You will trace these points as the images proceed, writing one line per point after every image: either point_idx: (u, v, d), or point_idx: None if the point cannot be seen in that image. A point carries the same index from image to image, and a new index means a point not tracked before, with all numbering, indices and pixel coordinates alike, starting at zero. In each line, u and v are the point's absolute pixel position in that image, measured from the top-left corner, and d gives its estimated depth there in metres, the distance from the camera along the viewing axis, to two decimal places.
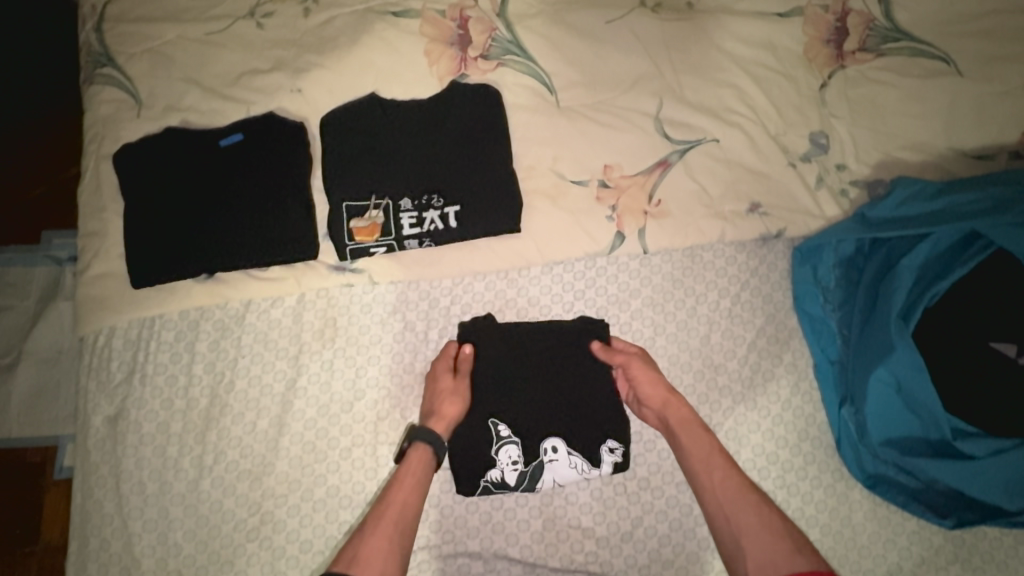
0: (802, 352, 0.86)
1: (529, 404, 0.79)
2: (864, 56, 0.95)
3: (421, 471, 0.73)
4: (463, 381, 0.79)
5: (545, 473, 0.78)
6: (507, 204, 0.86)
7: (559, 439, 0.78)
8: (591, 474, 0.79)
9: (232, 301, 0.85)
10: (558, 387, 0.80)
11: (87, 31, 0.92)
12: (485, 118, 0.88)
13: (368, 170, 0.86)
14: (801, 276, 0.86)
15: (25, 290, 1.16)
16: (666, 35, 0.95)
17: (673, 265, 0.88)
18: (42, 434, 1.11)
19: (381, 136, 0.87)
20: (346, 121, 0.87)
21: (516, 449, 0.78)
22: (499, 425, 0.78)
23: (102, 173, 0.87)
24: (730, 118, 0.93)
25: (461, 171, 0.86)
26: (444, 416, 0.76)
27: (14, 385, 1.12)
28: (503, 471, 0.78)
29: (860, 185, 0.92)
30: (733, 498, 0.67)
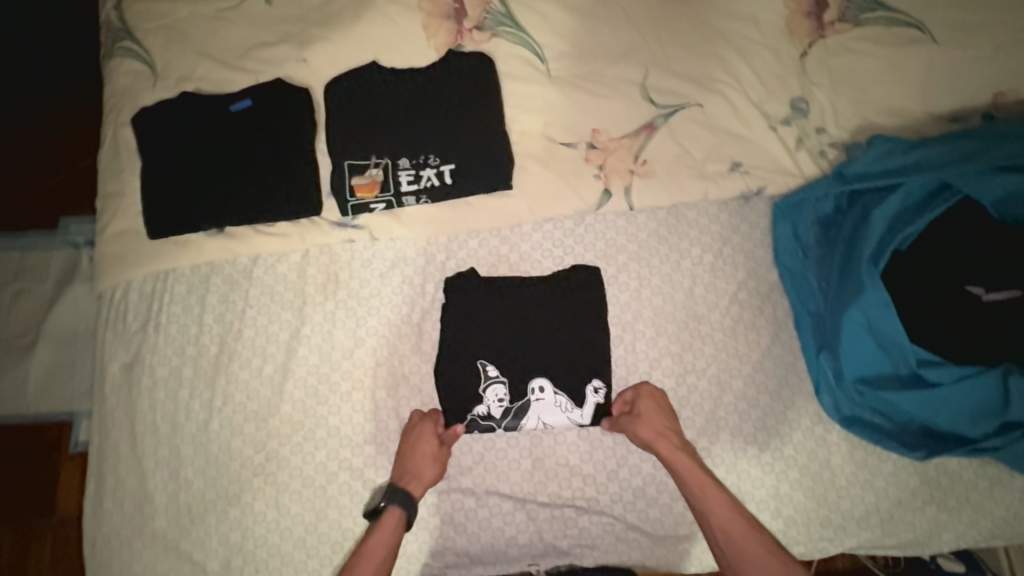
0: (782, 303, 0.89)
1: (520, 348, 0.84)
2: (842, 26, 0.99)
3: (395, 536, 0.76)
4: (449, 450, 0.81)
5: (530, 410, 0.82)
6: (499, 165, 0.91)
7: (545, 380, 0.83)
8: (575, 414, 0.82)
9: (240, 257, 0.90)
10: (546, 335, 0.84)
11: (107, 9, 0.98)
12: (478, 83, 0.94)
13: (369, 131, 0.91)
14: (781, 231, 0.90)
15: (45, 273, 1.25)
16: (651, 9, 1.00)
17: (658, 223, 0.92)
18: (59, 408, 1.20)
19: (381, 101, 0.92)
20: (349, 86, 0.93)
21: (502, 388, 0.83)
22: (488, 366, 0.83)
23: (121, 137, 0.93)
24: (712, 85, 0.98)
25: (456, 133, 0.91)
26: (423, 480, 0.79)
27: (33, 361, 1.21)
28: (490, 407, 0.82)
29: (838, 147, 0.96)
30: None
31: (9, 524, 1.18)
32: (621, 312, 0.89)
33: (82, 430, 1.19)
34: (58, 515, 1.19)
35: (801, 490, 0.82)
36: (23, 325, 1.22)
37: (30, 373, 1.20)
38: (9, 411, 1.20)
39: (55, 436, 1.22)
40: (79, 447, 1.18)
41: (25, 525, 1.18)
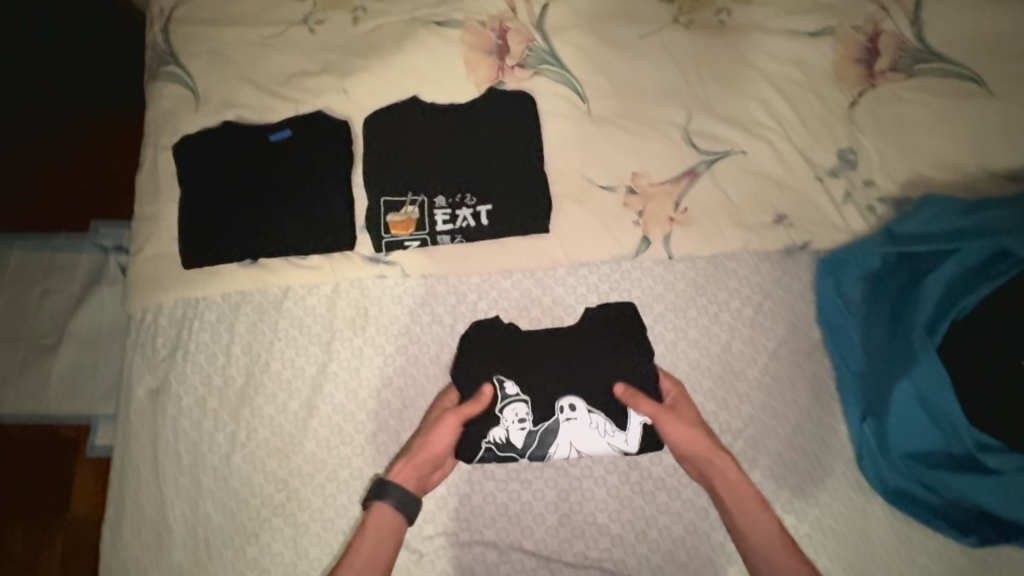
0: (824, 363, 0.85)
1: (546, 369, 0.81)
2: (894, 76, 0.97)
3: (377, 520, 0.74)
4: (438, 422, 0.78)
5: (559, 432, 0.79)
6: (535, 208, 0.89)
7: (578, 398, 0.80)
8: (617, 438, 0.80)
9: (271, 287, 0.89)
10: (578, 358, 0.81)
11: (154, 31, 0.99)
12: (518, 121, 0.92)
13: (407, 167, 0.90)
14: (824, 288, 0.87)
15: (72, 273, 1.31)
16: (697, 50, 0.98)
17: (697, 272, 0.89)
18: (77, 412, 1.25)
19: (421, 136, 0.92)
20: (389, 119, 0.92)
21: (524, 407, 0.79)
22: (507, 382, 0.80)
23: (160, 161, 0.93)
24: (758, 131, 0.95)
25: (494, 172, 0.90)
26: (408, 458, 0.77)
27: (54, 361, 1.26)
28: (509, 430, 0.79)
29: (887, 201, 0.92)
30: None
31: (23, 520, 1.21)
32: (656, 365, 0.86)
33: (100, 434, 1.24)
34: (69, 519, 1.22)
35: (840, 564, 0.78)
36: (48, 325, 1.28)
37: (51, 373, 1.25)
38: (29, 411, 1.24)
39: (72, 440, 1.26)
40: (94, 451, 1.23)
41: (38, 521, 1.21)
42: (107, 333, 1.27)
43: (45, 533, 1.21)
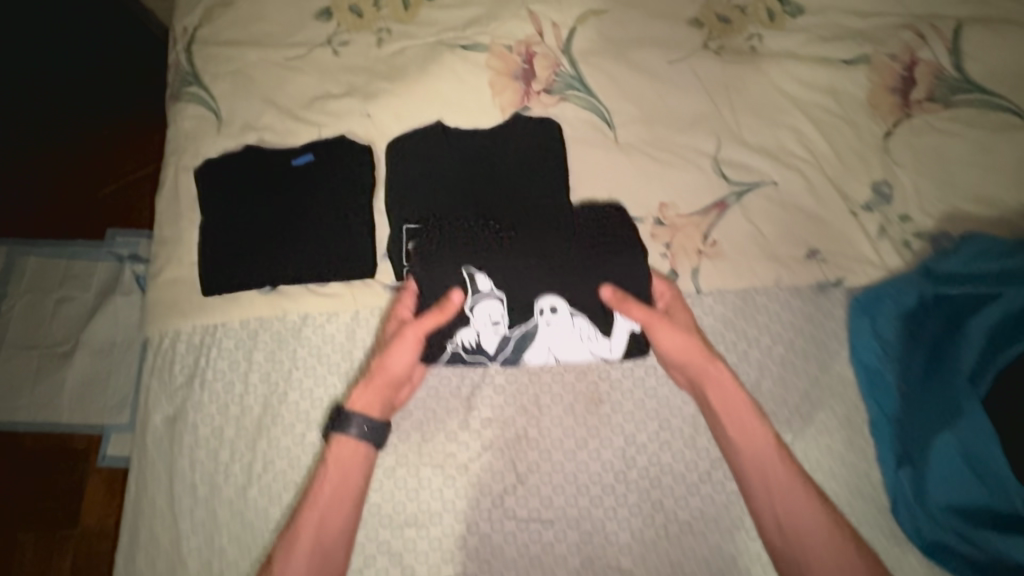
0: (858, 407, 0.82)
1: (526, 241, 0.83)
2: (930, 106, 0.94)
3: (340, 456, 0.76)
4: (400, 338, 0.78)
5: (538, 335, 0.81)
6: (564, 232, 0.84)
7: (559, 300, 0.81)
8: (602, 347, 0.82)
9: (290, 314, 0.88)
10: (556, 254, 0.82)
11: (177, 51, 0.99)
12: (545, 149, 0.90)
13: (430, 190, 0.88)
14: (859, 327, 0.84)
15: (88, 282, 1.34)
16: (728, 76, 0.96)
17: (726, 307, 0.87)
18: (89, 422, 1.26)
19: (443, 159, 0.90)
20: (412, 142, 0.91)
21: (500, 311, 0.80)
22: (476, 275, 0.80)
23: (181, 184, 0.92)
24: (790, 162, 0.93)
25: (519, 197, 0.87)
26: (372, 380, 0.79)
27: (68, 371, 1.28)
28: (484, 333, 0.81)
29: (924, 237, 0.89)
30: (795, 514, 0.72)
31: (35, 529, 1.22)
32: (683, 403, 0.84)
33: (113, 444, 1.24)
34: (79, 530, 1.22)
35: None
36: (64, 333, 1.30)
37: (66, 381, 1.27)
38: (41, 421, 1.26)
39: (84, 450, 1.26)
40: (105, 461, 1.24)
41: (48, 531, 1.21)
42: (121, 342, 1.29)
43: (54, 543, 1.21)
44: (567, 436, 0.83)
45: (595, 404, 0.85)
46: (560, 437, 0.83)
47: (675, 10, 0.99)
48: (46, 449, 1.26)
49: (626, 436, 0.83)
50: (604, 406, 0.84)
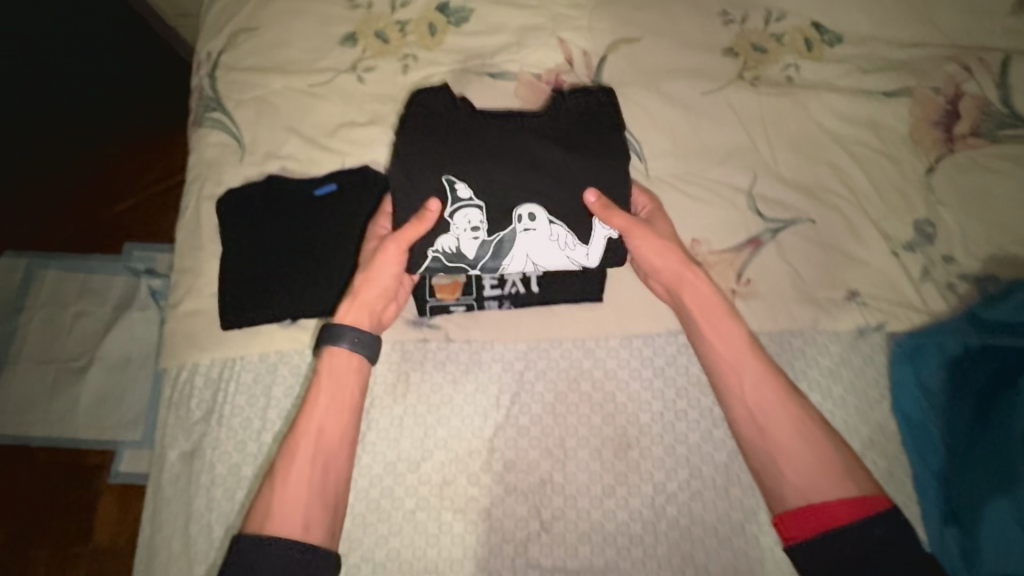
0: (899, 460, 0.79)
1: (507, 163, 0.80)
2: (976, 141, 0.90)
3: (332, 370, 0.77)
4: (382, 255, 0.78)
5: (517, 242, 0.79)
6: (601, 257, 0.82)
7: (538, 208, 0.79)
8: (577, 252, 0.80)
9: (310, 348, 0.86)
10: (542, 172, 0.80)
11: (202, 76, 0.97)
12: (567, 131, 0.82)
13: (446, 172, 0.79)
14: (900, 374, 0.81)
15: (105, 294, 1.32)
16: (763, 108, 0.93)
17: (761, 350, 0.83)
18: (103, 437, 1.24)
19: (457, 137, 0.81)
20: (420, 119, 0.83)
21: (479, 213, 0.79)
22: (458, 183, 0.79)
23: (202, 213, 0.91)
24: (827, 198, 0.89)
25: (540, 181, 0.80)
26: (359, 296, 0.79)
27: (83, 386, 1.25)
28: (462, 239, 0.79)
29: (970, 280, 0.85)
30: (769, 411, 0.74)
31: (48, 547, 1.20)
32: (716, 451, 0.81)
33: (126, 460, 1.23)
34: (92, 546, 1.21)
35: None
36: (78, 348, 1.28)
37: (81, 396, 1.25)
38: (54, 435, 1.23)
39: (99, 465, 1.25)
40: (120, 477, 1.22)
41: (61, 548, 1.20)
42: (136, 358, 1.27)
43: (68, 560, 1.19)
44: (593, 482, 0.80)
45: (622, 449, 0.81)
46: (587, 483, 0.80)
47: (708, 39, 0.96)
48: (61, 464, 1.25)
49: (655, 484, 0.80)
50: (633, 451, 0.81)
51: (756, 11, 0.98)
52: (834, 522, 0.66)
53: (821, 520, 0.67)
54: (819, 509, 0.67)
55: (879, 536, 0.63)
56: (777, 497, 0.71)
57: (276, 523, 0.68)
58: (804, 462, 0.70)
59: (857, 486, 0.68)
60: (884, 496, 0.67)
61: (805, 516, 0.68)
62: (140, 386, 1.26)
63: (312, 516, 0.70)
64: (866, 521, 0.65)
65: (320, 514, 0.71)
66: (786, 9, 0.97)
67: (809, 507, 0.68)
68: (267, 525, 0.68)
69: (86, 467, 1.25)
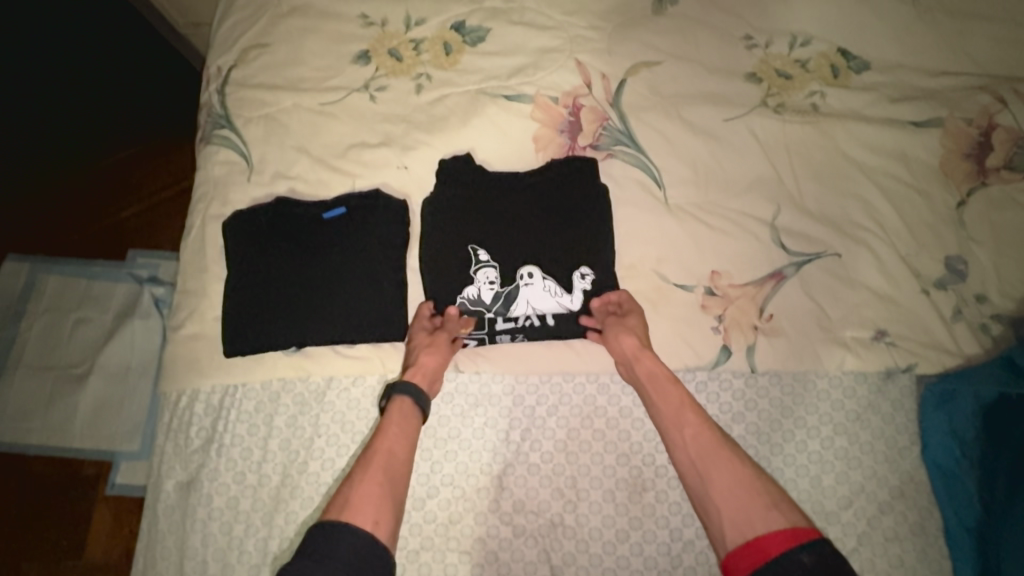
0: (931, 512, 0.75)
1: (527, 225, 0.85)
2: (1010, 175, 0.86)
3: (402, 421, 0.74)
4: (442, 338, 0.80)
5: (519, 295, 0.83)
6: (597, 274, 0.84)
7: (535, 266, 0.84)
8: (564, 299, 0.83)
9: (314, 376, 0.83)
10: (557, 235, 0.85)
11: (210, 92, 0.95)
12: (584, 194, 0.86)
13: (471, 227, 0.85)
14: (933, 424, 0.76)
15: (106, 304, 1.29)
16: (787, 136, 0.90)
17: (783, 390, 0.80)
18: (100, 448, 1.20)
19: (482, 193, 0.86)
20: (451, 174, 0.87)
21: (493, 271, 0.84)
22: (479, 251, 0.84)
23: (207, 234, 0.88)
24: (854, 233, 0.86)
25: (554, 245, 0.85)
26: (424, 368, 0.78)
27: (82, 396, 1.22)
28: (481, 290, 0.83)
29: (1003, 321, 0.81)
30: (707, 455, 0.69)
31: (44, 560, 1.18)
32: None
33: (122, 474, 1.19)
34: (83, 561, 1.17)
35: None
36: (78, 358, 1.25)
37: (78, 407, 1.22)
38: (53, 447, 1.21)
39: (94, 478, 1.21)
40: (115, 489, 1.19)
41: (54, 563, 1.17)
42: (135, 368, 1.23)
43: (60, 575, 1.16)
44: (606, 526, 0.77)
45: (637, 492, 0.78)
46: (599, 526, 0.77)
47: (731, 64, 0.94)
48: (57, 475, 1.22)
49: (671, 530, 0.76)
50: (648, 494, 0.78)
51: (781, 36, 0.95)
52: (767, 558, 0.60)
53: (760, 555, 0.61)
54: (757, 544, 0.62)
55: (806, 566, 0.57)
56: (719, 537, 0.66)
57: (352, 515, 0.65)
58: (738, 498, 0.66)
59: (786, 515, 0.63)
60: (813, 526, 0.62)
61: (741, 553, 0.62)
62: (139, 399, 1.22)
63: (382, 512, 0.66)
64: (790, 551, 0.59)
65: (388, 517, 0.67)
66: (812, 34, 0.94)
67: (748, 544, 0.62)
68: (344, 514, 0.65)
69: (81, 478, 1.22)
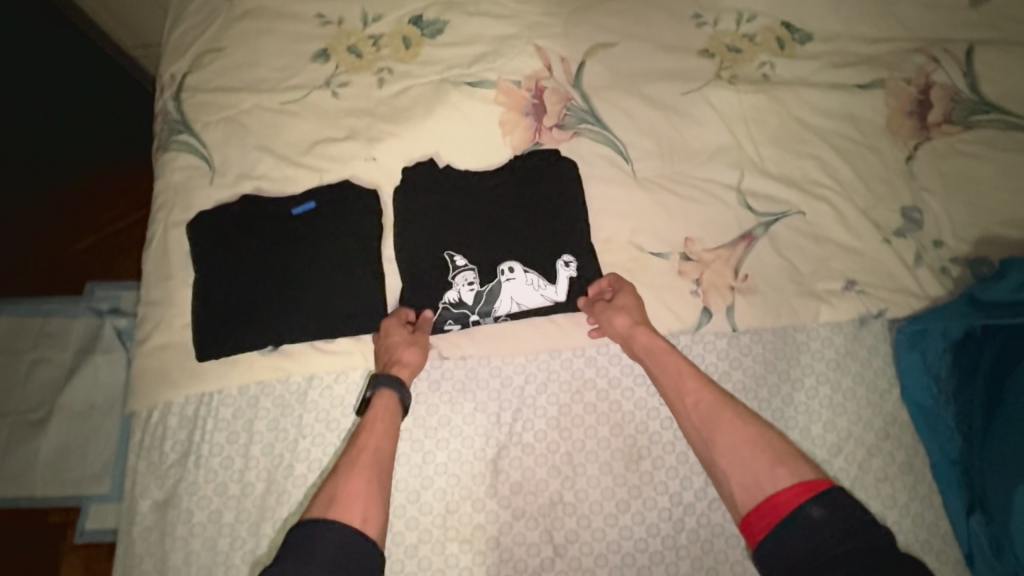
0: (915, 450, 0.77)
1: (502, 209, 0.85)
2: (950, 127, 0.92)
3: (388, 418, 0.72)
4: (423, 337, 0.79)
5: (502, 292, 0.81)
6: (579, 261, 0.83)
7: (515, 261, 0.82)
8: (548, 291, 0.82)
9: (294, 376, 0.80)
10: (533, 215, 0.84)
11: (165, 99, 0.93)
12: (556, 175, 0.87)
13: (444, 214, 0.84)
14: (908, 364, 0.78)
15: (65, 339, 1.22)
16: (743, 105, 0.93)
17: (765, 346, 0.82)
18: (65, 494, 1.11)
19: (454, 182, 0.86)
20: (424, 167, 0.87)
21: (473, 273, 0.82)
22: (456, 256, 0.83)
23: (171, 241, 0.85)
24: (816, 191, 0.89)
25: (531, 225, 0.84)
26: (406, 364, 0.76)
27: (43, 439, 1.14)
28: (461, 293, 0.82)
29: (962, 263, 0.85)
30: (708, 421, 0.69)
31: None
32: None
33: (91, 519, 1.11)
34: None
35: None
36: (36, 399, 1.18)
37: (40, 452, 1.14)
38: (11, 497, 1.11)
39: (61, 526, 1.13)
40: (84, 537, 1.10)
41: None
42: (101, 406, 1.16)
43: None
44: (606, 498, 0.76)
45: (634, 461, 0.77)
46: (599, 500, 0.76)
47: (683, 42, 0.97)
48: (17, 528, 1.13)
49: (671, 495, 0.76)
50: (645, 462, 0.77)
51: (728, 14, 0.99)
52: (780, 515, 0.59)
53: (772, 513, 0.60)
54: (768, 504, 0.60)
55: (817, 519, 0.56)
56: (732, 503, 0.65)
57: (339, 512, 0.61)
58: (745, 458, 0.65)
59: (794, 471, 0.62)
60: (827, 478, 0.60)
61: (755, 515, 0.61)
62: (106, 436, 1.15)
63: (370, 508, 0.63)
64: (801, 506, 0.58)
65: (378, 513, 0.64)
66: (757, 9, 0.99)
67: (760, 504, 0.61)
68: (331, 510, 0.61)
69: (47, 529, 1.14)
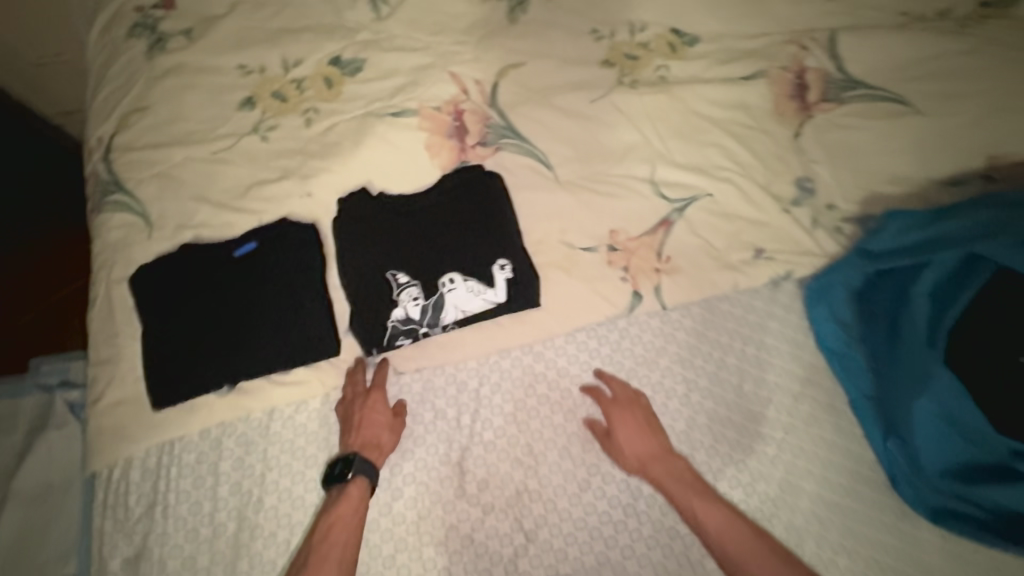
0: (834, 391, 0.86)
1: (437, 226, 0.90)
2: (827, 105, 1.02)
3: (359, 502, 0.74)
4: (400, 422, 0.82)
5: (446, 302, 0.86)
6: (514, 264, 0.88)
7: (455, 271, 0.87)
8: (489, 295, 0.86)
9: (254, 412, 0.82)
10: (466, 228, 0.90)
11: (95, 162, 0.96)
12: (483, 188, 0.92)
13: (383, 238, 0.89)
14: (818, 316, 0.88)
15: None
16: (645, 104, 1.02)
17: (694, 319, 0.90)
18: None
19: (389, 207, 0.91)
20: (359, 196, 0.92)
21: (416, 288, 0.86)
22: (398, 274, 0.87)
23: (114, 298, 0.86)
24: (720, 174, 0.98)
25: (466, 237, 0.89)
26: (381, 448, 0.79)
27: None
28: (407, 309, 0.86)
29: (853, 222, 0.97)
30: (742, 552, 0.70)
31: None
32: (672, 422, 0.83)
33: None
34: None
35: None
36: None
37: None
38: None
39: None
40: None
41: None
42: None
43: None
44: (567, 481, 0.80)
45: (589, 441, 0.83)
46: (561, 484, 0.80)
47: (585, 55, 1.06)
48: None
49: None
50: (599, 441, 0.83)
51: (622, 26, 1.09)
52: None
53: None
54: None
55: None
56: None
57: None
58: None
59: None
60: None
61: None
62: None
63: None
64: None
65: None
66: (647, 20, 1.09)
67: None
68: None
69: None
